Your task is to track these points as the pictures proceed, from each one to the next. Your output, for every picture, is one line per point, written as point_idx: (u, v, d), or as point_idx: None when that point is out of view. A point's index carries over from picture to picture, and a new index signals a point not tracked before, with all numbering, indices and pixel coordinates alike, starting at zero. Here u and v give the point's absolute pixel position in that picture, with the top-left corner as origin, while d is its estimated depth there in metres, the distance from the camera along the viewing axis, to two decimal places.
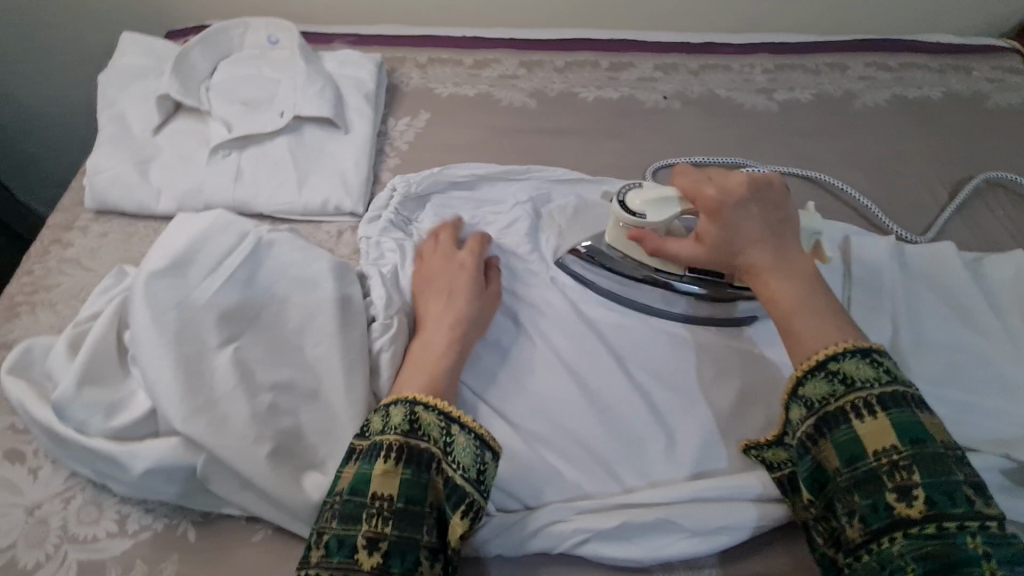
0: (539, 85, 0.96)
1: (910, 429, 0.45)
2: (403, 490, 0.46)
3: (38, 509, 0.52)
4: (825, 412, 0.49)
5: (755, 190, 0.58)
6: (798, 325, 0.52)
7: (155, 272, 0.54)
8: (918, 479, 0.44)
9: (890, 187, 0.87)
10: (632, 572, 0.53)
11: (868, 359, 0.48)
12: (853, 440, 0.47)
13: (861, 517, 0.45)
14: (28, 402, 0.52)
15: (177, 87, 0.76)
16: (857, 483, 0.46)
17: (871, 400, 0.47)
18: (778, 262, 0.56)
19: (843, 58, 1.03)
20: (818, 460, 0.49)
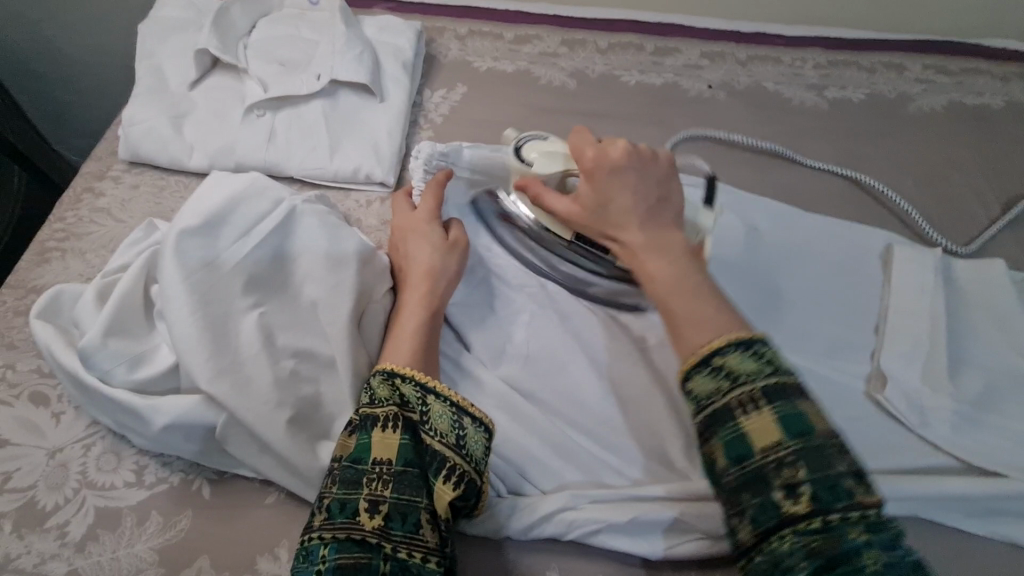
0: (579, 65, 0.93)
1: (790, 421, 0.40)
2: (398, 453, 0.46)
3: (60, 453, 0.53)
4: (715, 408, 0.42)
5: (635, 158, 0.53)
6: (677, 308, 0.47)
7: (186, 230, 0.54)
8: (803, 475, 0.38)
9: (940, 196, 0.83)
10: (643, 568, 0.52)
11: (750, 351, 0.42)
12: (738, 438, 0.40)
13: (751, 518, 0.39)
14: (56, 346, 0.52)
15: (215, 41, 0.75)
16: (746, 484, 0.39)
17: (757, 394, 0.41)
18: (655, 234, 0.52)
19: (901, 58, 0.98)
20: (706, 461, 0.42)
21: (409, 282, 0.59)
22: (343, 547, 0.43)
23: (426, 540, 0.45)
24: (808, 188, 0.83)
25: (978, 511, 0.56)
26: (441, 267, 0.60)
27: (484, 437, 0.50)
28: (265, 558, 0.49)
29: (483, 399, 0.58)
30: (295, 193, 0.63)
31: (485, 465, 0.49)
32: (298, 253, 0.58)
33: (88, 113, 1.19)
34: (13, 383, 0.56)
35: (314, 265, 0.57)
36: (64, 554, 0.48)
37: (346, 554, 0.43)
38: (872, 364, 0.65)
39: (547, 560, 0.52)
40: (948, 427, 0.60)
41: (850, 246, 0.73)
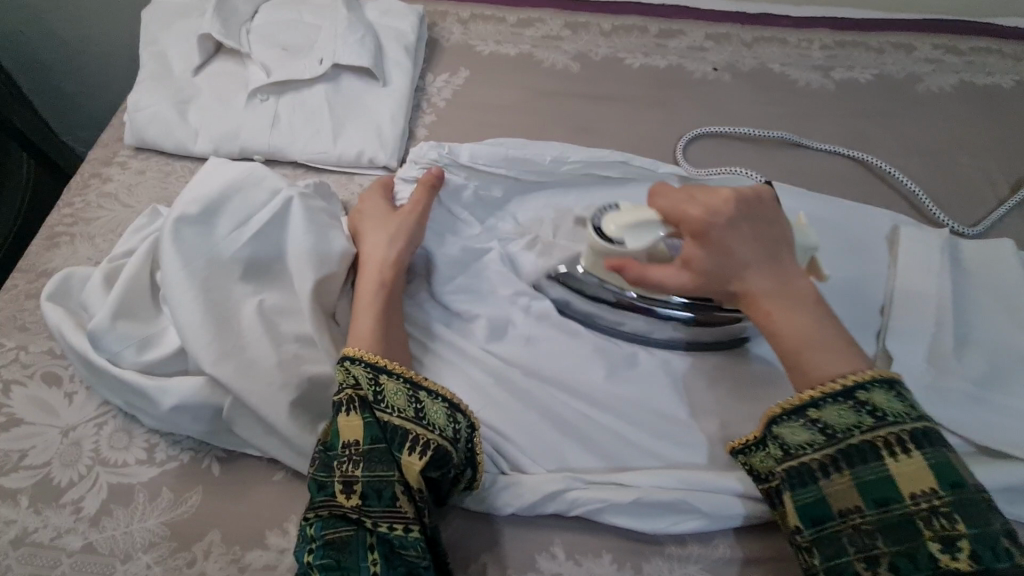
0: (583, 48, 0.93)
1: (944, 471, 0.44)
2: (363, 433, 0.48)
3: (73, 431, 0.54)
4: (853, 443, 0.46)
5: (743, 206, 0.53)
6: (810, 358, 0.50)
7: (183, 217, 0.55)
8: (961, 530, 0.42)
9: (948, 177, 0.82)
10: (646, 546, 0.53)
11: (895, 392, 0.47)
12: (885, 480, 0.45)
13: (892, 565, 0.43)
14: (66, 328, 0.53)
15: (218, 27, 0.75)
16: (887, 527, 0.44)
17: (905, 437, 0.45)
18: (775, 280, 0.52)
19: (910, 38, 0.97)
20: (830, 494, 0.46)
21: (369, 268, 0.58)
22: (328, 524, 0.46)
23: (404, 511, 0.46)
24: (814, 170, 0.82)
25: (983, 489, 0.56)
26: (399, 253, 0.59)
27: (443, 406, 0.50)
28: (274, 532, 0.50)
29: (484, 377, 0.58)
30: (295, 183, 0.62)
31: (450, 431, 0.49)
32: (296, 239, 0.58)
33: (92, 101, 1.20)
34: (27, 363, 0.57)
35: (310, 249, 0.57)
36: (79, 528, 0.50)
37: (331, 530, 0.45)
38: (876, 345, 0.65)
39: (550, 536, 0.53)
40: (953, 406, 0.60)
41: (854, 226, 0.73)
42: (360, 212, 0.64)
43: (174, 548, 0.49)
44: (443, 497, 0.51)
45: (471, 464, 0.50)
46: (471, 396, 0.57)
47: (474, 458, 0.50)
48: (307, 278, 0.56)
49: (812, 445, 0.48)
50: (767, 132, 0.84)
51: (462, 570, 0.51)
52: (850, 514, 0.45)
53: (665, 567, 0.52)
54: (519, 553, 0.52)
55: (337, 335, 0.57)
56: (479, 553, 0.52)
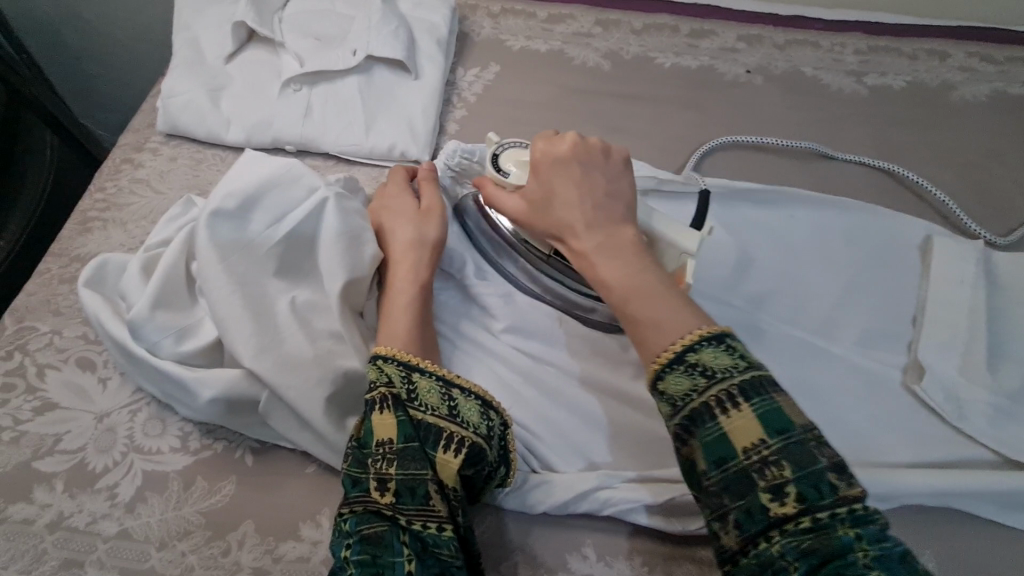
0: (614, 46, 0.92)
1: (770, 418, 0.40)
2: (398, 430, 0.47)
3: (107, 417, 0.54)
4: (689, 408, 0.42)
5: (582, 154, 0.53)
6: (634, 309, 0.47)
7: (220, 210, 0.54)
8: (787, 475, 0.39)
9: (980, 188, 0.82)
10: (677, 551, 0.53)
11: (722, 346, 0.43)
12: (721, 438, 0.41)
13: (735, 521, 0.39)
14: (104, 316, 0.53)
15: (252, 14, 0.75)
16: (727, 485, 0.40)
17: (734, 391, 0.41)
18: (605, 229, 0.51)
19: (944, 45, 0.95)
20: (689, 461, 0.43)
21: (396, 255, 0.57)
22: (363, 520, 0.44)
23: (438, 510, 0.46)
24: (843, 178, 0.81)
25: (1014, 505, 0.56)
26: (425, 238, 0.58)
27: (476, 403, 0.50)
28: (307, 524, 0.51)
29: (512, 375, 0.58)
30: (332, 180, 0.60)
31: (485, 429, 0.49)
32: (327, 238, 0.56)
33: (115, 88, 1.19)
34: (61, 348, 0.58)
35: (337, 253, 0.55)
36: (113, 514, 0.50)
37: (365, 527, 0.44)
38: (908, 355, 0.65)
39: (581, 537, 0.53)
40: (984, 419, 0.60)
41: (887, 235, 0.72)
42: (383, 201, 0.61)
43: (208, 537, 0.49)
44: (474, 497, 0.51)
45: (505, 463, 0.51)
46: (501, 393, 0.57)
47: (507, 455, 0.51)
48: (337, 279, 0.54)
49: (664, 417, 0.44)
50: (793, 142, 0.82)
51: (493, 568, 0.51)
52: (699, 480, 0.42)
53: (695, 571, 0.52)
54: (550, 554, 0.52)
55: (370, 330, 0.57)
56: (510, 551, 0.52)
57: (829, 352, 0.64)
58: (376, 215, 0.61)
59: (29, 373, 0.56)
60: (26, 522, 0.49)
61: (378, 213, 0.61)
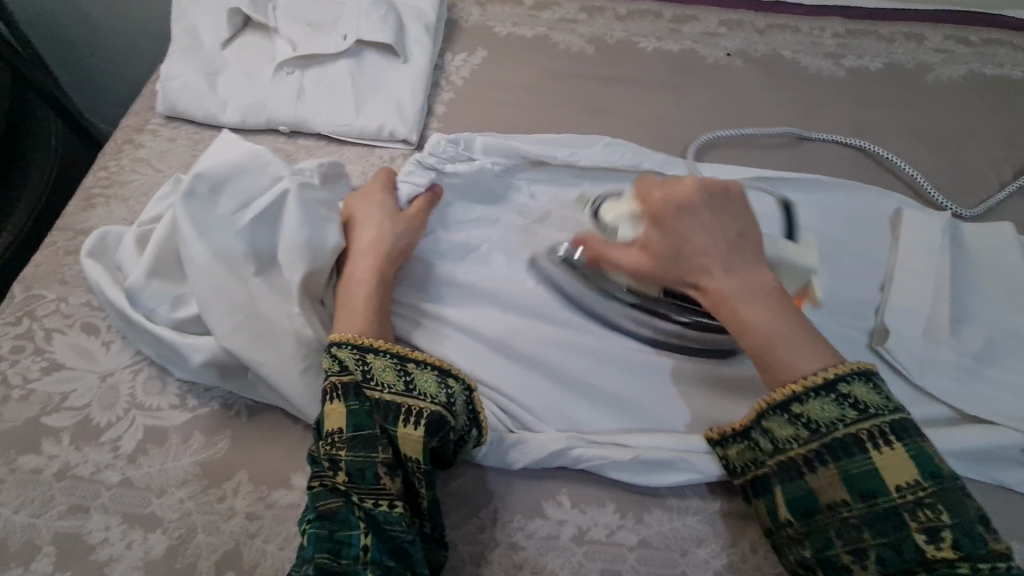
0: (598, 32, 0.95)
1: (921, 462, 0.46)
2: (347, 419, 0.50)
3: (110, 377, 0.57)
4: (835, 437, 0.48)
5: (709, 197, 0.55)
6: (780, 351, 0.50)
7: (191, 194, 0.56)
8: (945, 519, 0.44)
9: (952, 163, 0.84)
10: (648, 500, 0.56)
11: (874, 385, 0.48)
12: (871, 475, 0.46)
13: (877, 556, 0.45)
14: (104, 283, 0.56)
15: (247, 2, 0.78)
16: (868, 519, 0.46)
17: (886, 429, 0.47)
18: (738, 277, 0.53)
19: (922, 28, 0.98)
20: (821, 490, 0.48)
21: (360, 251, 0.59)
22: (319, 498, 0.48)
23: (390, 488, 0.49)
24: (818, 158, 0.84)
25: (972, 457, 0.59)
26: (387, 238, 0.60)
27: (432, 375, 0.53)
28: (298, 474, 0.54)
29: (482, 347, 0.61)
30: (294, 169, 0.62)
31: (443, 397, 0.52)
32: (289, 227, 0.58)
33: (116, 80, 1.23)
34: (67, 313, 0.61)
35: (306, 234, 0.58)
36: (117, 464, 0.53)
37: (322, 502, 0.48)
38: (875, 319, 0.68)
39: (557, 486, 0.56)
40: (946, 378, 0.63)
41: (858, 209, 0.75)
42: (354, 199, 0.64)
43: (205, 485, 0.53)
44: (444, 462, 0.54)
45: (477, 424, 0.53)
46: (472, 364, 0.60)
47: (476, 418, 0.53)
48: (298, 270, 0.56)
49: (796, 439, 0.49)
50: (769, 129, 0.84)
51: (474, 515, 0.54)
52: (835, 507, 0.47)
53: (665, 517, 0.55)
54: (527, 502, 0.55)
55: None
56: (490, 500, 0.55)
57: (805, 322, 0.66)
58: (345, 210, 0.63)
59: (37, 337, 0.59)
60: (35, 471, 0.53)
61: (348, 209, 0.63)
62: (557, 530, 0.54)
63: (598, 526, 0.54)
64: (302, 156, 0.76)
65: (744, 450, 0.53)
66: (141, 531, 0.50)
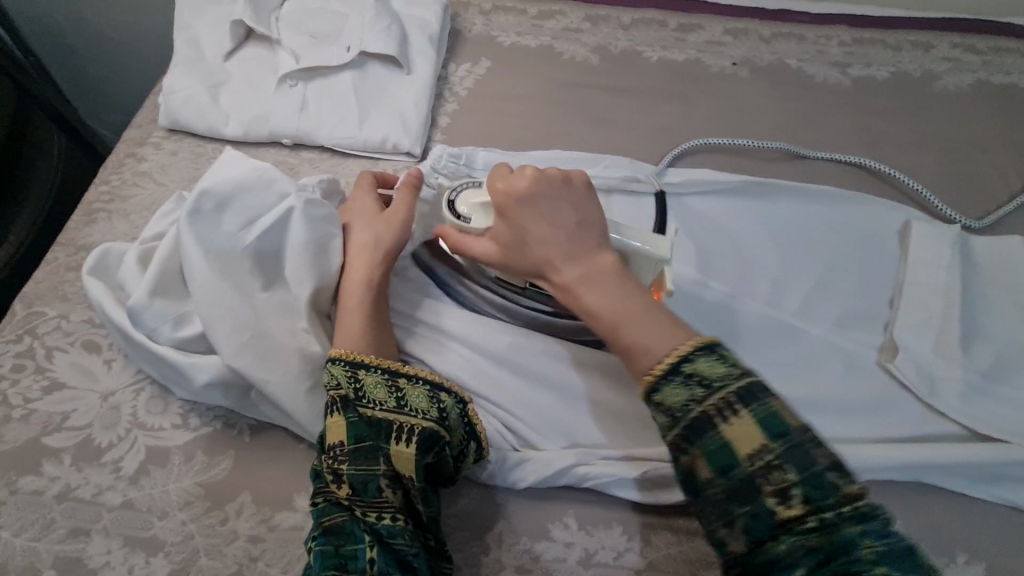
0: (602, 41, 0.94)
1: (768, 421, 0.40)
2: (347, 433, 0.49)
3: (112, 396, 0.57)
4: (689, 418, 0.42)
5: (543, 187, 0.51)
6: (627, 337, 0.46)
7: (195, 212, 0.55)
8: (792, 478, 0.39)
9: (959, 175, 0.83)
10: (655, 522, 0.55)
11: (716, 355, 0.43)
12: (725, 448, 0.41)
13: (743, 527, 0.39)
14: (107, 302, 0.56)
15: (250, 13, 0.78)
16: (732, 492, 0.40)
17: (733, 398, 0.41)
18: (584, 261, 0.49)
19: (929, 36, 0.97)
20: (688, 471, 0.42)
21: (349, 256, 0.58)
22: (324, 512, 0.48)
23: (391, 500, 0.48)
24: (823, 170, 0.83)
25: (982, 477, 0.58)
26: (380, 240, 0.58)
27: (424, 389, 0.51)
28: (301, 495, 0.53)
29: (480, 358, 0.59)
30: (304, 185, 0.60)
31: (434, 412, 0.50)
32: (295, 247, 0.56)
33: (118, 89, 1.23)
34: (68, 331, 0.60)
35: (312, 255, 0.56)
36: (118, 486, 0.53)
37: (326, 518, 0.47)
38: (884, 335, 0.67)
39: (563, 508, 0.55)
40: (958, 396, 0.62)
41: (863, 224, 0.74)
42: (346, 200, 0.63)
43: (207, 507, 0.52)
44: (450, 477, 0.52)
45: (475, 437, 0.52)
46: (469, 377, 0.58)
47: (473, 430, 0.52)
48: (304, 286, 0.56)
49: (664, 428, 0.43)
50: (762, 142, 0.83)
51: (479, 537, 0.54)
52: (703, 489, 0.41)
53: (672, 540, 0.54)
54: (533, 524, 0.54)
55: None
56: (495, 522, 0.55)
57: (808, 335, 0.65)
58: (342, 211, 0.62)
59: (38, 355, 0.59)
60: (36, 493, 0.52)
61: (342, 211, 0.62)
62: (563, 554, 0.53)
63: (604, 549, 0.53)
64: (305, 169, 0.75)
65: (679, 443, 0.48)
66: (143, 554, 0.50)
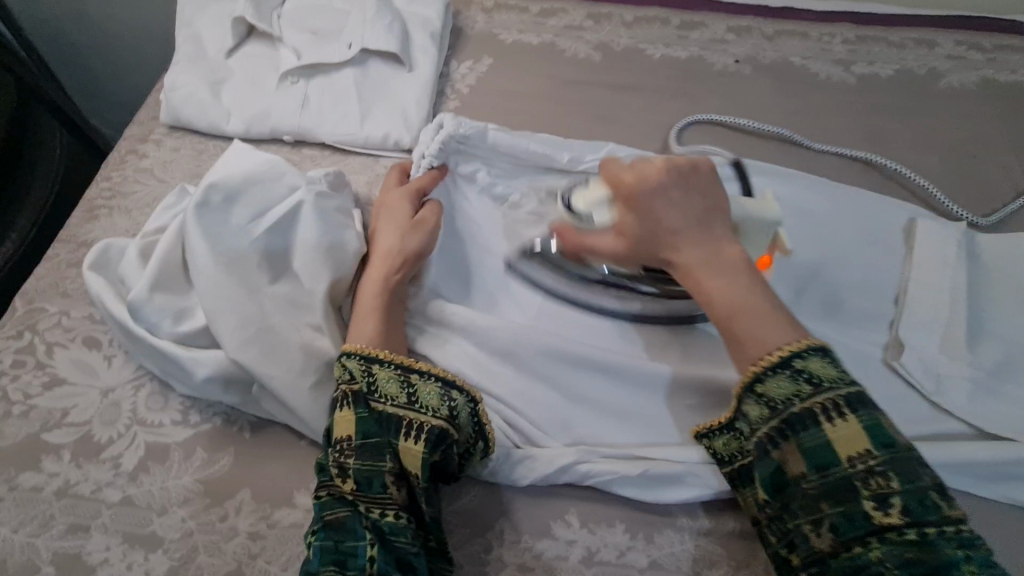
0: (605, 39, 0.94)
1: (877, 431, 0.43)
2: (356, 427, 0.49)
3: (112, 392, 0.57)
4: (790, 413, 0.45)
5: (676, 176, 0.52)
6: (742, 325, 0.48)
7: (204, 204, 0.55)
8: (895, 487, 0.42)
9: (964, 172, 0.83)
10: (659, 520, 0.54)
11: (830, 359, 0.46)
12: (823, 445, 0.44)
13: (833, 525, 0.43)
14: (107, 297, 0.55)
15: (252, 10, 0.78)
16: (827, 490, 0.43)
17: (840, 401, 0.44)
18: (709, 251, 0.51)
19: (933, 34, 0.96)
20: (779, 464, 0.46)
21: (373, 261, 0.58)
22: (327, 507, 0.47)
23: (394, 498, 0.47)
24: (825, 167, 0.82)
25: (989, 476, 0.58)
26: (403, 241, 0.59)
27: (436, 387, 0.51)
28: (301, 492, 0.53)
29: (481, 352, 0.58)
30: (314, 179, 0.61)
31: (445, 409, 0.50)
32: (306, 239, 0.57)
33: (121, 88, 1.23)
34: (68, 327, 0.60)
35: (323, 245, 0.57)
36: (118, 482, 0.52)
37: (329, 512, 0.47)
38: (889, 333, 0.66)
39: (566, 505, 0.55)
40: (964, 395, 0.61)
41: (869, 220, 0.73)
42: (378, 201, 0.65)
43: (207, 504, 0.52)
44: (454, 475, 0.53)
45: (484, 437, 0.52)
46: (469, 370, 0.57)
47: (482, 429, 0.52)
48: (322, 280, 0.56)
49: (762, 418, 0.47)
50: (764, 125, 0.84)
51: (480, 535, 0.53)
52: (796, 481, 0.45)
53: (676, 538, 0.53)
54: (535, 521, 0.54)
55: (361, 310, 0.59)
56: (497, 519, 0.54)
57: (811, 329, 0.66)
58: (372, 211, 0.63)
59: (39, 351, 0.59)
60: (35, 489, 0.52)
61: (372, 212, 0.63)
62: (566, 552, 0.53)
63: (607, 547, 0.53)
64: (307, 166, 0.75)
65: (732, 441, 0.52)
66: (142, 551, 0.50)
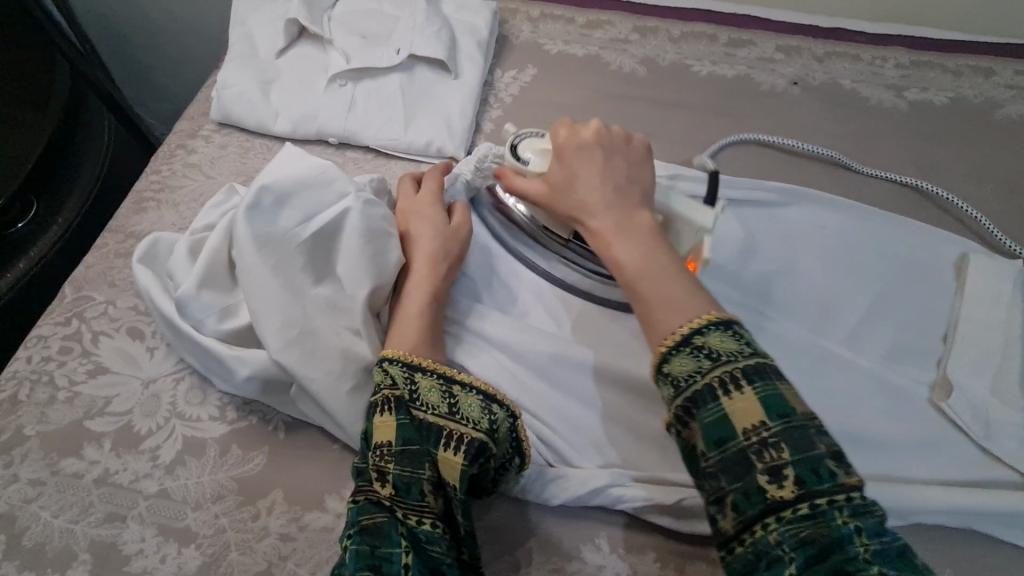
0: (650, 53, 0.93)
1: (773, 403, 0.41)
2: (397, 434, 0.48)
3: (153, 384, 0.58)
4: (692, 390, 0.43)
5: (603, 141, 0.57)
6: (645, 288, 0.48)
7: (254, 205, 0.55)
8: (787, 458, 0.39)
9: (1018, 207, 0.80)
10: (690, 550, 0.53)
11: (730, 331, 0.44)
12: (721, 420, 0.41)
13: (733, 505, 0.40)
14: (155, 293, 0.56)
15: (304, 12, 0.78)
16: (726, 468, 0.41)
17: (737, 373, 0.42)
18: (620, 216, 0.53)
19: (990, 62, 0.93)
20: (688, 445, 0.43)
21: (414, 264, 0.58)
22: (364, 510, 0.47)
23: (432, 506, 0.47)
24: (871, 195, 0.80)
25: None
26: (447, 249, 0.59)
27: (477, 399, 0.51)
28: (333, 497, 0.53)
29: (515, 364, 0.58)
30: (361, 185, 0.61)
31: (485, 423, 0.50)
32: (351, 243, 0.57)
33: (169, 80, 1.26)
34: (114, 317, 0.61)
35: (367, 252, 0.56)
36: (155, 474, 0.53)
37: (366, 516, 0.46)
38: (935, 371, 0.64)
39: (595, 529, 0.54)
40: (1014, 441, 0.59)
41: (916, 254, 0.71)
42: (402, 206, 0.64)
43: (240, 501, 0.52)
44: (486, 489, 0.52)
45: (519, 452, 0.52)
46: (504, 382, 0.57)
47: (519, 446, 0.52)
48: (363, 285, 0.55)
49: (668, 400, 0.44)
50: (815, 148, 0.82)
51: (508, 553, 0.53)
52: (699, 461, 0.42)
53: (707, 569, 0.52)
54: (563, 543, 0.53)
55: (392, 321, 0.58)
56: (526, 537, 0.54)
57: (857, 365, 0.63)
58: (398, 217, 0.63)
59: (85, 339, 0.60)
60: (76, 476, 0.53)
61: (399, 220, 0.63)
62: None
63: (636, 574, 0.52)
64: (350, 168, 0.76)
65: None
66: (176, 545, 0.50)
